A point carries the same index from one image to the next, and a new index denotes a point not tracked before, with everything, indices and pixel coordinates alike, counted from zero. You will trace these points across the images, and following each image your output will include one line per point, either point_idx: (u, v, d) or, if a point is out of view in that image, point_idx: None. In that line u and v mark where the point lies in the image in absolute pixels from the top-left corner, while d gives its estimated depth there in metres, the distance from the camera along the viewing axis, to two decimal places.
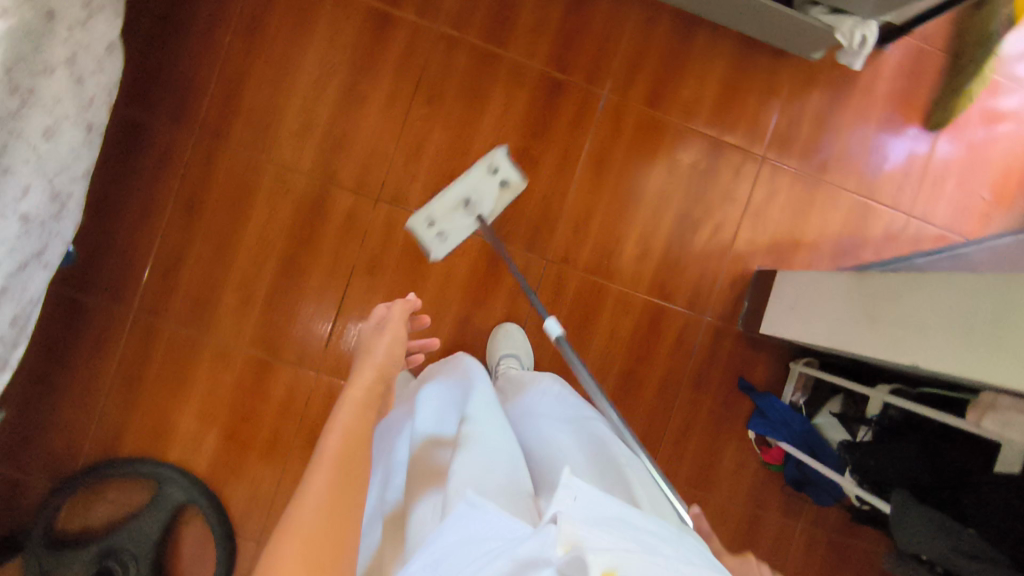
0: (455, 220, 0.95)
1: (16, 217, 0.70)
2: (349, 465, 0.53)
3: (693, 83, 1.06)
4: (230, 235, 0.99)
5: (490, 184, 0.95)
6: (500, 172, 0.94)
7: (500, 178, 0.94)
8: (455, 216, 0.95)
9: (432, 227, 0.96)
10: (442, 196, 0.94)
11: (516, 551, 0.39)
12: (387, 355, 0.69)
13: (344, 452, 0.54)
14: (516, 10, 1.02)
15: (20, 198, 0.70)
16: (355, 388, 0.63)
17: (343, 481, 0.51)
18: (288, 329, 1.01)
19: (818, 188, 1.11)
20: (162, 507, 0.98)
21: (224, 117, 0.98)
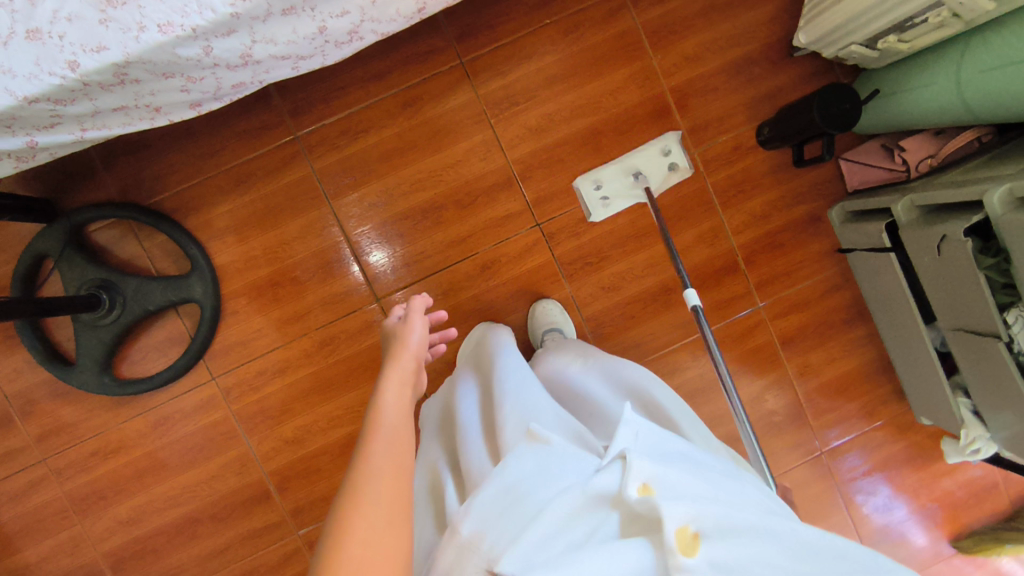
0: (621, 186, 1.05)
1: (314, 24, 0.72)
2: (397, 442, 0.51)
3: (822, 356, 1.12)
4: (414, 149, 1.03)
5: (662, 165, 1.06)
6: (671, 155, 1.06)
7: (670, 161, 1.06)
8: (623, 184, 1.05)
9: (599, 192, 1.06)
10: (613, 163, 1.05)
11: (586, 486, 0.50)
12: (419, 342, 0.65)
13: (395, 428, 0.53)
14: (754, 193, 1.09)
15: (334, 15, 0.72)
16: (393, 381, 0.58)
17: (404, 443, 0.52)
18: (388, 251, 1.04)
19: (838, 511, 1.15)
20: (175, 290, 0.98)
21: (492, 68, 1.03)
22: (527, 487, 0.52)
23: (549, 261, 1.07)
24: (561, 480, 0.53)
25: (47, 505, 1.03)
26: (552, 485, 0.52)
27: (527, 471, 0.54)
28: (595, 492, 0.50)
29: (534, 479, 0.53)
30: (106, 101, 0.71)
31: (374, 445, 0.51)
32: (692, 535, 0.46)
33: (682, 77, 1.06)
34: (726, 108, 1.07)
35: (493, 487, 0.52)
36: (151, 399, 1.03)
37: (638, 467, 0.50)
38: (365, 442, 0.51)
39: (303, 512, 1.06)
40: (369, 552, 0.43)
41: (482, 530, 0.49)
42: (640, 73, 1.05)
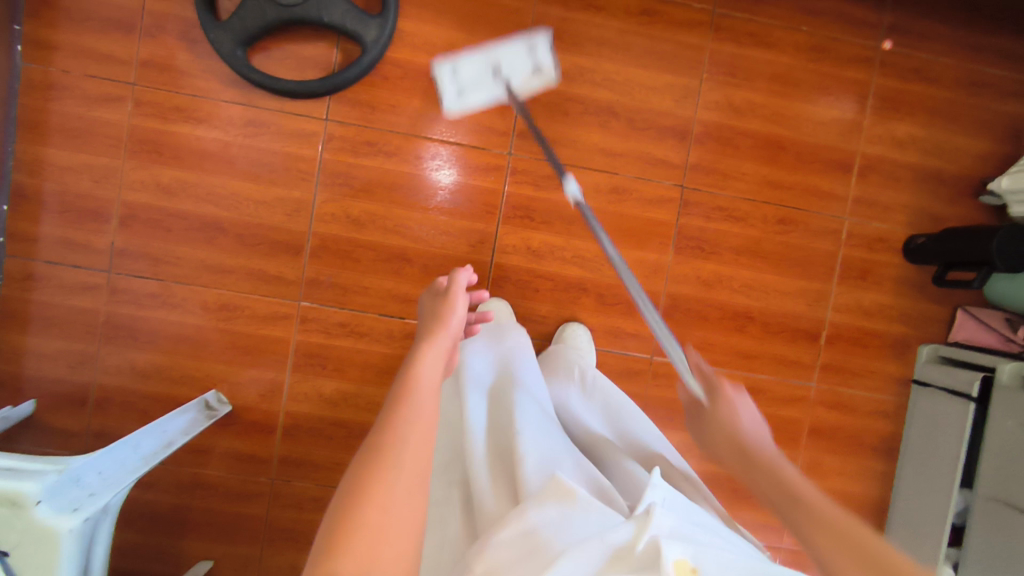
0: (480, 81, 0.98)
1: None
2: (424, 416, 0.48)
3: (834, 464, 1.11)
4: (625, 53, 1.03)
5: (527, 64, 0.99)
6: (538, 58, 0.99)
7: (536, 63, 0.99)
8: (483, 81, 0.98)
9: (455, 84, 0.98)
10: (473, 56, 0.97)
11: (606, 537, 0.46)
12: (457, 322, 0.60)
13: (421, 407, 0.48)
14: (870, 288, 1.09)
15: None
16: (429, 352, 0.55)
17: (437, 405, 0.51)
18: (544, 121, 1.03)
19: None
20: (354, 21, 0.95)
21: (732, 32, 1.04)
22: (550, 534, 0.47)
23: (670, 223, 1.06)
24: (582, 527, 0.48)
25: (103, 124, 0.97)
26: (579, 525, 0.48)
27: (548, 516, 0.49)
28: (609, 545, 0.46)
29: (560, 519, 0.49)
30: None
31: (397, 419, 0.47)
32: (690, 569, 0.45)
33: (876, 152, 1.07)
34: (894, 202, 1.08)
35: (512, 528, 0.48)
36: (260, 98, 0.99)
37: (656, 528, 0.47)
38: (389, 414, 0.47)
39: (318, 288, 1.01)
40: (385, 520, 0.42)
41: (498, 568, 0.46)
42: (846, 124, 1.06)
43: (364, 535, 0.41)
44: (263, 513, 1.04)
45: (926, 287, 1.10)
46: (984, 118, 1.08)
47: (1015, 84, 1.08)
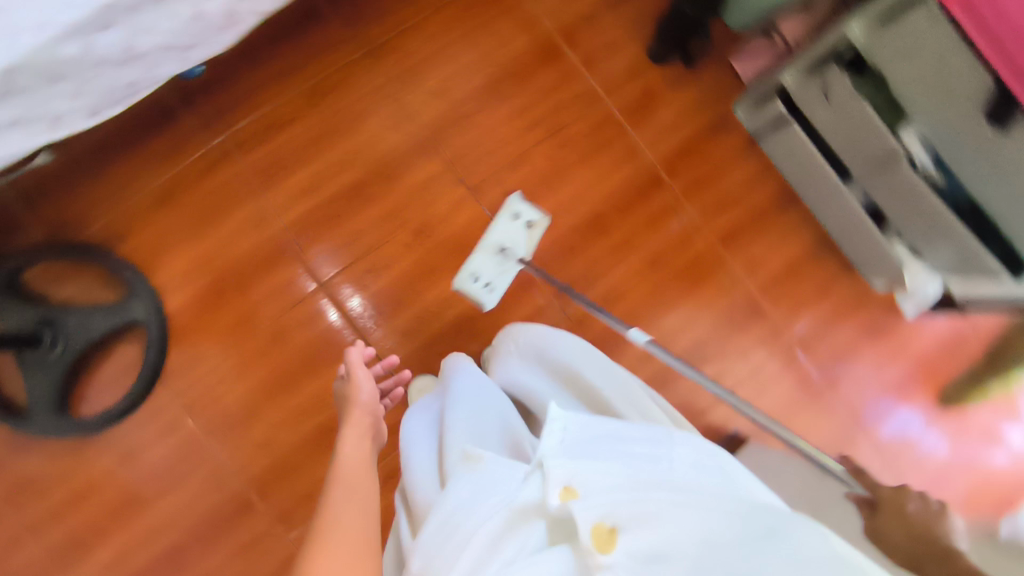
0: (494, 270, 1.06)
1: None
2: (357, 480, 0.61)
3: (764, 247, 1.14)
4: (325, 135, 1.07)
5: (519, 228, 1.07)
6: (523, 215, 1.07)
7: (524, 221, 1.07)
8: (495, 266, 1.06)
9: (478, 283, 1.06)
10: (478, 252, 1.05)
11: (512, 503, 0.50)
12: (368, 398, 0.77)
13: (352, 473, 0.62)
14: (659, 109, 1.13)
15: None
16: (352, 429, 0.71)
17: (365, 471, 0.64)
18: (320, 238, 1.06)
19: (821, 396, 1.14)
20: (120, 315, 0.99)
21: (384, 45, 1.09)
22: (464, 515, 0.52)
23: (479, 213, 1.09)
24: (494, 494, 0.53)
25: (19, 569, 0.98)
26: (491, 491, 0.53)
27: (460, 494, 0.54)
28: (517, 506, 0.50)
29: (473, 492, 0.54)
30: (96, 59, 0.71)
31: (338, 489, 0.60)
32: (608, 530, 0.44)
33: (566, 16, 1.12)
34: (611, 37, 1.13)
35: (435, 521, 0.54)
36: (111, 432, 1.01)
37: (563, 475, 0.50)
38: (330, 488, 0.60)
39: (290, 515, 1.03)
40: (350, 544, 0.52)
41: (431, 560, 0.51)
42: (523, 23, 1.11)
43: (334, 553, 0.50)
44: None
45: (693, 69, 1.14)
46: None
47: None
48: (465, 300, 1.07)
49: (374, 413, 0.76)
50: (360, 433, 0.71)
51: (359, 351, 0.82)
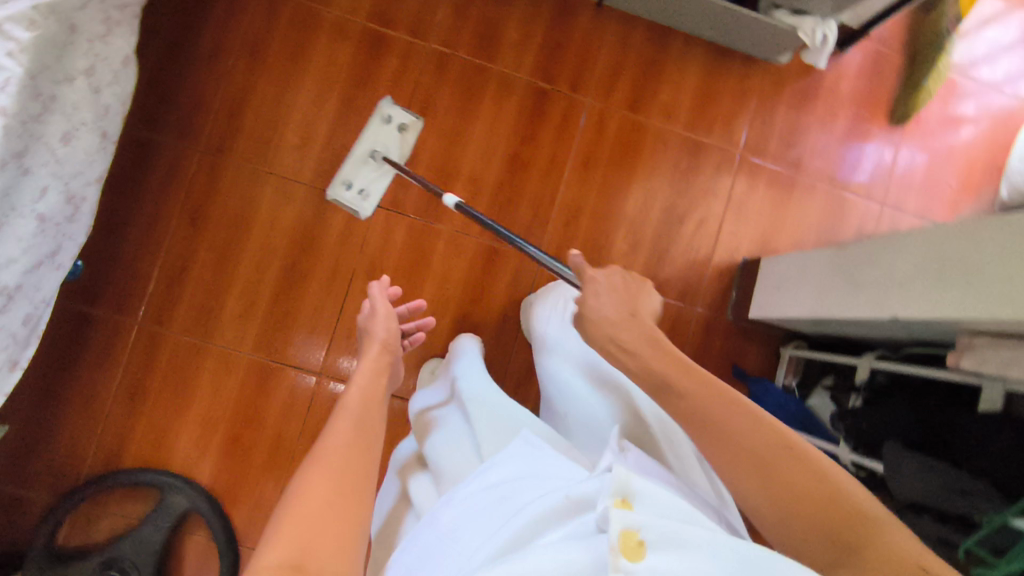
0: (364, 173, 1.03)
1: (63, 129, 0.73)
2: (343, 451, 0.54)
3: (670, 89, 1.13)
4: (232, 245, 1.04)
5: (389, 129, 1.05)
6: (393, 118, 1.05)
7: (397, 124, 1.05)
8: (365, 170, 1.03)
9: (351, 189, 1.03)
10: (348, 157, 1.03)
11: (572, 491, 0.50)
12: (387, 338, 0.76)
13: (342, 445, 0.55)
14: (502, 29, 1.09)
15: (60, 142, 0.73)
16: (354, 388, 0.66)
17: (356, 436, 0.57)
18: (291, 335, 1.03)
19: (795, 183, 1.15)
20: (165, 514, 0.97)
21: (227, 134, 1.05)
22: (515, 493, 0.54)
23: (410, 223, 1.06)
24: (547, 484, 0.54)
25: None
26: (547, 483, 0.54)
27: (509, 473, 0.56)
28: (576, 496, 0.49)
29: (525, 480, 0.55)
30: None
31: (322, 450, 0.54)
32: (636, 541, 0.41)
33: (368, 1, 1.08)
34: None
35: (478, 484, 0.56)
36: None
37: (622, 478, 0.45)
38: (318, 450, 0.54)
39: None
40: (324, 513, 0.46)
41: (461, 525, 0.52)
42: (334, 33, 1.07)
43: (305, 516, 0.45)
44: None
45: None
46: None
47: None
48: (449, 304, 1.06)
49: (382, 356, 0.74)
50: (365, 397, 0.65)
51: (376, 286, 0.81)
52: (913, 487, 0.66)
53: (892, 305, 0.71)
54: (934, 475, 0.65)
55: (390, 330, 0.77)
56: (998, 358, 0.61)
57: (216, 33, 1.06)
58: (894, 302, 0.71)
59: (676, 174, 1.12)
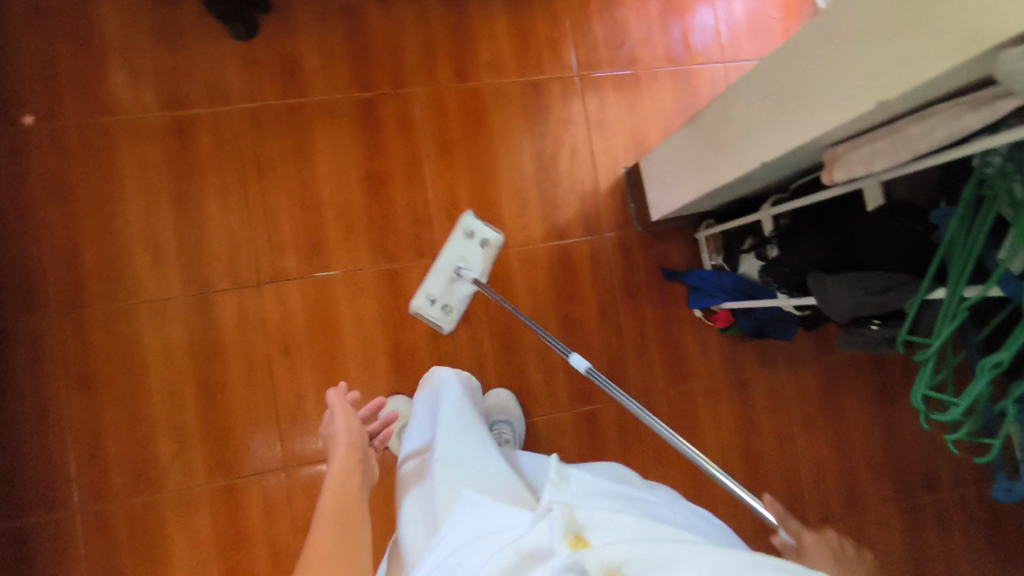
0: (455, 291, 1.01)
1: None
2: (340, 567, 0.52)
3: (486, 43, 1.10)
4: (136, 391, 0.97)
5: (471, 247, 1.02)
6: (478, 233, 1.03)
7: (478, 238, 1.03)
8: (454, 287, 1.01)
9: (436, 304, 1.01)
10: (434, 275, 1.01)
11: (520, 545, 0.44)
12: (346, 431, 0.68)
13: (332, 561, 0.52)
14: (299, 58, 1.04)
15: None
16: (332, 477, 0.62)
17: (337, 546, 0.54)
18: (238, 446, 0.98)
19: (639, 79, 1.16)
20: None
21: (76, 286, 0.97)
22: (468, 558, 0.47)
23: (302, 285, 1.02)
24: (496, 537, 0.48)
25: None
26: (494, 534, 0.49)
27: (459, 536, 0.50)
28: (524, 549, 0.44)
29: (470, 536, 0.50)
30: None
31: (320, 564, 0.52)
32: None
33: (152, 92, 1.01)
34: (200, 60, 1.02)
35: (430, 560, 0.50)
36: None
37: (561, 520, 0.44)
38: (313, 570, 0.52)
39: None
40: None
41: None
42: (134, 138, 1.00)
43: None
44: None
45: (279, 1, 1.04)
46: None
47: None
48: (378, 342, 1.03)
49: (362, 444, 0.68)
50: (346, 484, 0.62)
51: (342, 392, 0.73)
52: (845, 304, 0.68)
53: (756, 153, 0.72)
54: (856, 286, 0.67)
55: (352, 428, 0.69)
56: (861, 158, 0.62)
57: (9, 191, 0.96)
58: (756, 149, 0.72)
59: (529, 121, 1.11)
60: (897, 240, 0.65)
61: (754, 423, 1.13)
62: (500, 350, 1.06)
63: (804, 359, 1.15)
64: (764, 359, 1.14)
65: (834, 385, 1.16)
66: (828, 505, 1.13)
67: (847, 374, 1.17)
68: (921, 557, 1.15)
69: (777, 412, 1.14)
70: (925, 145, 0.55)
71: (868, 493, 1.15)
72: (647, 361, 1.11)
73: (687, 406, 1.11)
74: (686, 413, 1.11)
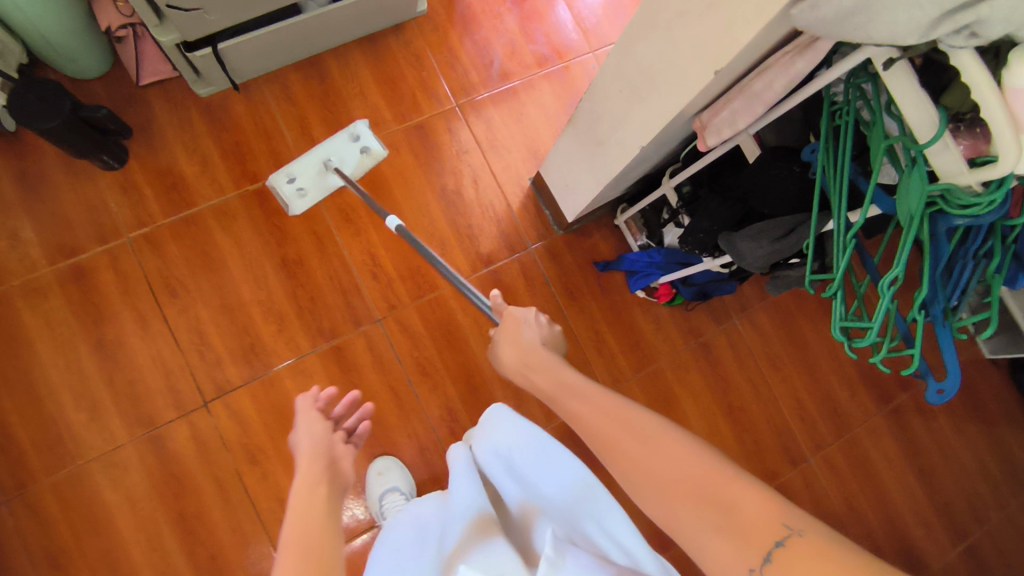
0: (315, 176, 1.03)
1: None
2: (320, 530, 0.51)
3: (358, 100, 1.10)
4: (111, 550, 0.93)
5: (353, 150, 1.05)
6: (363, 140, 1.05)
7: (361, 145, 1.05)
8: (316, 174, 1.03)
9: (292, 183, 1.03)
10: (303, 156, 1.03)
11: None
12: (316, 435, 0.66)
13: (315, 522, 0.52)
14: (177, 170, 1.02)
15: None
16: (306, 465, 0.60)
17: (318, 508, 0.54)
18: (234, 570, 0.95)
19: (517, 91, 1.17)
20: None
21: (16, 466, 0.92)
22: None
23: (249, 389, 0.99)
24: None
25: None
26: None
27: None
28: None
29: None
30: None
31: (296, 529, 0.51)
32: None
33: (38, 247, 0.97)
34: (76, 201, 0.99)
35: None
36: None
37: None
38: (288, 533, 0.51)
39: None
40: None
41: None
42: (33, 299, 0.96)
43: None
44: None
45: (140, 120, 1.02)
46: None
47: None
48: None
49: (328, 437, 0.66)
50: (324, 469, 0.61)
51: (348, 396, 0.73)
52: (757, 257, 0.70)
53: (633, 141, 0.73)
54: (762, 237, 0.69)
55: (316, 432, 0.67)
56: (726, 121, 0.64)
57: None
58: (632, 137, 0.73)
59: (423, 161, 1.11)
60: (781, 184, 0.67)
61: (726, 379, 1.15)
62: (465, 388, 1.06)
63: (753, 304, 1.18)
64: (716, 316, 1.16)
65: (788, 319, 1.19)
66: (818, 432, 1.16)
67: (797, 305, 1.20)
68: (916, 452, 1.19)
69: (744, 362, 1.16)
70: (773, 95, 0.57)
71: (851, 410, 1.18)
72: (608, 353, 1.12)
73: (659, 384, 1.12)
74: (660, 390, 1.12)
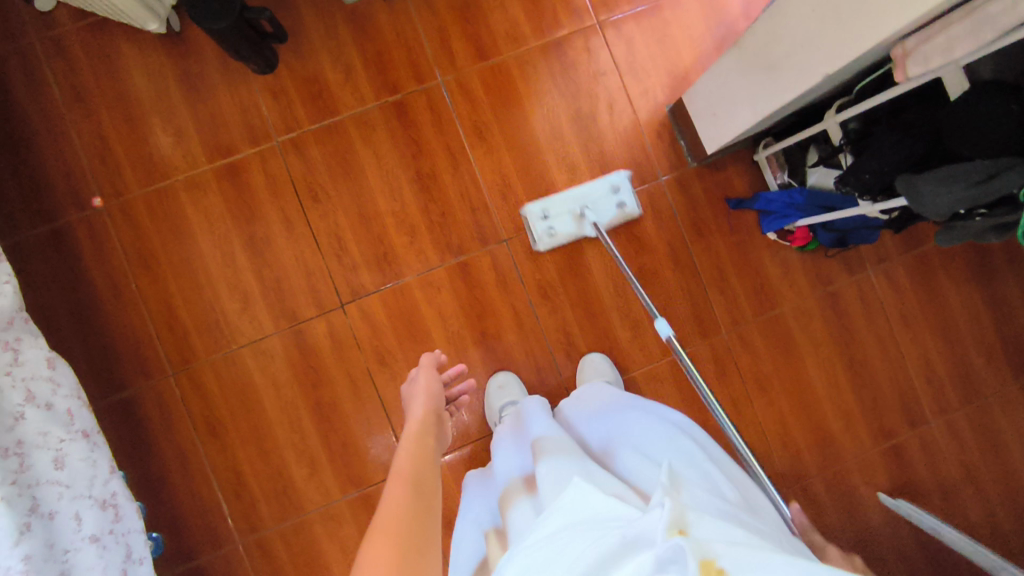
0: (566, 220, 1.04)
1: (51, 455, 0.75)
2: (425, 472, 0.59)
3: (498, 13, 1.07)
4: (259, 426, 1.03)
5: (609, 201, 1.05)
6: (621, 195, 1.05)
7: (616, 196, 1.05)
8: (568, 217, 1.04)
9: (545, 220, 1.04)
10: (563, 196, 1.03)
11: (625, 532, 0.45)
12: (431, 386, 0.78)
13: (422, 462, 0.61)
14: (323, 77, 1.05)
15: (57, 469, 0.75)
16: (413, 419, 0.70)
17: (421, 453, 0.63)
18: (362, 457, 1.04)
19: (661, 9, 1.10)
20: None
21: (180, 344, 1.03)
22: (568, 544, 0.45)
23: (381, 296, 1.05)
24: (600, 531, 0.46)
25: None
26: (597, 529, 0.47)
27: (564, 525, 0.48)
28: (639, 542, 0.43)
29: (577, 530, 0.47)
30: None
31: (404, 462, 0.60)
32: None
33: (198, 146, 1.04)
34: (232, 103, 1.04)
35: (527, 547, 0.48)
36: None
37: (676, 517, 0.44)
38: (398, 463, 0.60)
39: None
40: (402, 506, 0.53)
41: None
42: (194, 194, 1.04)
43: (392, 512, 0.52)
44: (826, 482, 1.09)
45: (290, 25, 1.04)
46: (105, 67, 1.03)
47: (59, 60, 1.02)
48: (464, 334, 1.05)
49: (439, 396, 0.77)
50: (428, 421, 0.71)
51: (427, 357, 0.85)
52: (942, 204, 0.66)
53: (821, 64, 0.68)
54: (953, 183, 0.64)
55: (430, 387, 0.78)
56: (938, 47, 0.58)
57: (101, 270, 1.03)
58: (819, 61, 0.68)
59: (559, 81, 1.08)
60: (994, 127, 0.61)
61: (852, 331, 1.10)
62: (583, 315, 1.07)
63: (892, 256, 1.11)
64: (849, 266, 1.11)
65: (929, 276, 1.11)
66: (943, 396, 1.11)
67: (943, 261, 1.12)
68: None
69: (872, 315, 1.11)
70: (1011, 21, 0.51)
71: (986, 377, 1.12)
72: (730, 294, 1.10)
73: (779, 329, 1.10)
74: (780, 335, 1.10)
